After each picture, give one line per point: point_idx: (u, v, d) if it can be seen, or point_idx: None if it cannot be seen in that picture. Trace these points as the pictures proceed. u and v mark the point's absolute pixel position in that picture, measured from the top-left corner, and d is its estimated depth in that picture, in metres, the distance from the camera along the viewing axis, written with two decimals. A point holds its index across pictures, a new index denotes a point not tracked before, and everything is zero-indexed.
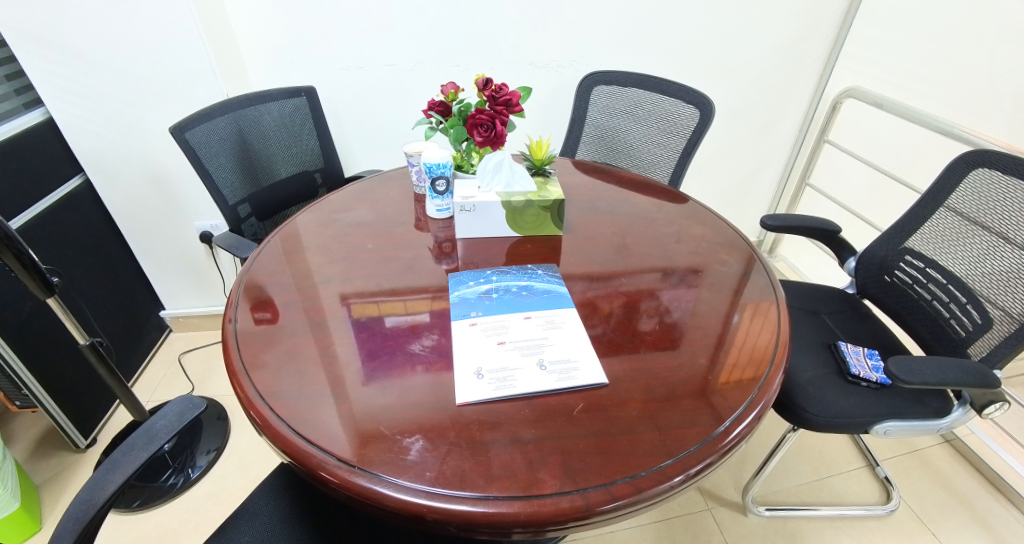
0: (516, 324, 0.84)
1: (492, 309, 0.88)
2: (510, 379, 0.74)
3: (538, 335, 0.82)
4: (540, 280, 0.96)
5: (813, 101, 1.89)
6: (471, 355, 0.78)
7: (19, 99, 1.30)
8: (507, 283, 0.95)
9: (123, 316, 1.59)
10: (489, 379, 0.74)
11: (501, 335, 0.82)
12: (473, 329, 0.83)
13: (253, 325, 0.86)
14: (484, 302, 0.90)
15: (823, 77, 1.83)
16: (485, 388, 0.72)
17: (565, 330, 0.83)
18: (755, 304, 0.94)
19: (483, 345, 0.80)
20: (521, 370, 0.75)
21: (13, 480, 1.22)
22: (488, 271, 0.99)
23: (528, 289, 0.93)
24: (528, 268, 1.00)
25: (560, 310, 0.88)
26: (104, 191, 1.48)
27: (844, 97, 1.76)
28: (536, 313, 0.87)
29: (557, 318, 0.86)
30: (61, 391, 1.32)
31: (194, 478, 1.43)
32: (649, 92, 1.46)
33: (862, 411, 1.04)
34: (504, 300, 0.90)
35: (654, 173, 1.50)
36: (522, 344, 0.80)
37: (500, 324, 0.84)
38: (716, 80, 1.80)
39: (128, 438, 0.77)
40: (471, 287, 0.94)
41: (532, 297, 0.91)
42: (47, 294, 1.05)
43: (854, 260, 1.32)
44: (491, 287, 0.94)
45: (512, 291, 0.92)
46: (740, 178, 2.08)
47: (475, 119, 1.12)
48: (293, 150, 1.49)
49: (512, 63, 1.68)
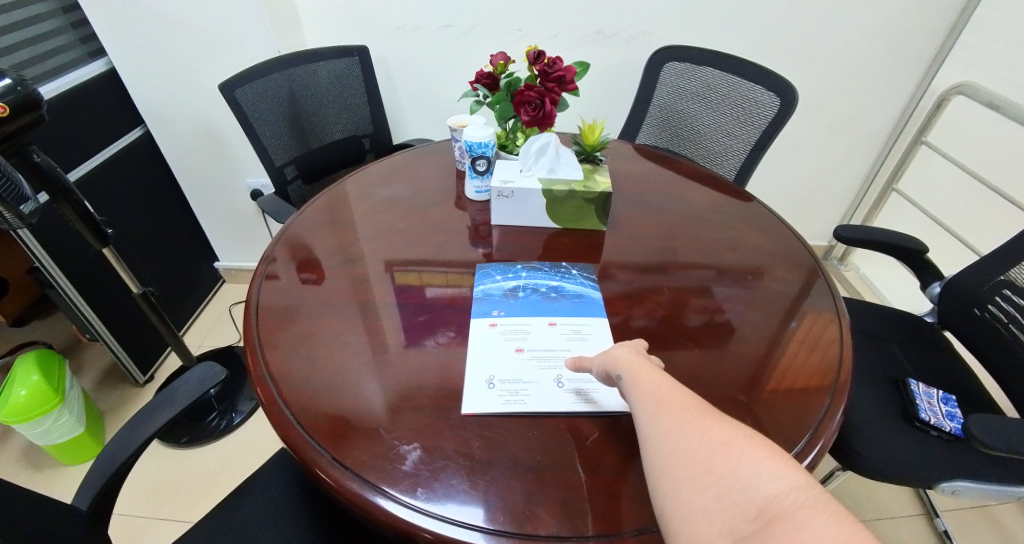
0: (539, 330, 0.78)
1: (516, 310, 0.82)
2: (522, 393, 0.69)
3: (560, 344, 0.76)
4: (572, 282, 0.89)
5: (917, 91, 1.63)
6: (484, 361, 0.73)
7: (83, 49, 1.34)
8: (535, 282, 0.88)
9: (177, 266, 1.68)
10: (499, 391, 0.69)
11: (520, 340, 0.76)
12: (491, 330, 0.78)
13: (297, 285, 0.89)
14: (507, 301, 0.84)
15: (936, 63, 1.55)
16: (493, 400, 0.68)
17: (591, 340, 0.77)
18: (815, 333, 0.83)
19: (500, 352, 0.75)
20: (535, 384, 0.70)
21: (79, 407, 1.33)
22: (518, 265, 0.93)
23: (558, 289, 0.87)
24: (561, 267, 0.93)
25: (589, 318, 0.81)
26: (162, 144, 1.53)
27: (953, 93, 1.50)
28: (562, 319, 0.80)
29: (584, 328, 0.79)
30: (120, 331, 1.42)
31: (236, 423, 1.52)
32: (725, 73, 1.30)
33: (925, 463, 0.91)
34: (530, 301, 0.84)
35: (720, 166, 1.36)
36: (541, 355, 0.74)
37: (521, 328, 0.78)
38: (808, 58, 1.57)
39: (152, 400, 0.80)
40: (497, 282, 0.89)
41: (560, 301, 0.84)
42: (103, 244, 1.10)
43: (939, 286, 1.17)
44: (519, 284, 0.88)
45: (540, 291, 0.86)
46: (822, 173, 1.85)
47: (522, 94, 1.03)
48: (342, 114, 1.47)
49: (576, 31, 1.55)
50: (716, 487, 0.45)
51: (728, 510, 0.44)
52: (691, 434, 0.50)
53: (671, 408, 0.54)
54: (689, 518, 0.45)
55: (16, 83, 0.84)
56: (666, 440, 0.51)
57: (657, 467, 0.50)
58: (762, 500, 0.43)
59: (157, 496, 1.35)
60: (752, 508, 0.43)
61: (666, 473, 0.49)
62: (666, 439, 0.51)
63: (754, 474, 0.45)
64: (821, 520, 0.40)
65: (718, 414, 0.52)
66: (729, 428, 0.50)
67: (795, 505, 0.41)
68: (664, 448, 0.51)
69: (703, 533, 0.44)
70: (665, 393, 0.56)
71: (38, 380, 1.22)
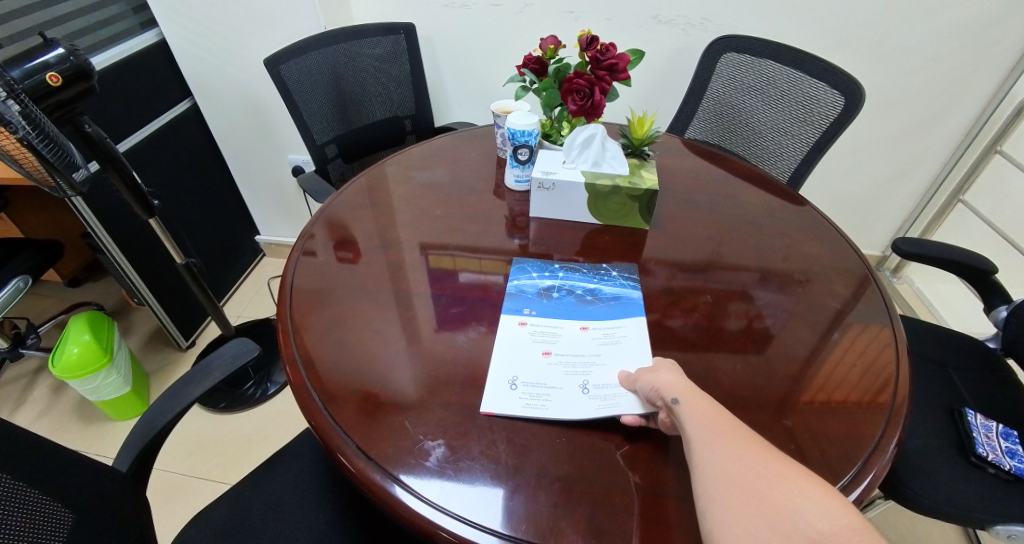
0: (570, 333, 0.75)
1: (548, 311, 0.79)
2: (544, 398, 0.66)
3: (589, 351, 0.73)
4: (610, 284, 0.85)
5: (997, 95, 1.47)
6: (509, 362, 0.71)
7: (135, 19, 1.37)
8: (572, 283, 0.85)
9: (220, 237, 1.72)
10: (521, 393, 0.67)
11: (548, 343, 0.74)
12: (521, 330, 0.76)
13: (335, 262, 0.90)
14: (540, 300, 0.81)
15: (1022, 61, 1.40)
16: (514, 403, 0.66)
17: (622, 347, 0.73)
18: (874, 353, 0.76)
19: (527, 354, 0.72)
20: (559, 390, 0.67)
21: (126, 367, 1.40)
22: (556, 264, 0.90)
23: (593, 291, 0.83)
24: (601, 269, 0.89)
25: (623, 322, 0.77)
26: (209, 116, 1.56)
27: None
28: (594, 323, 0.77)
29: (616, 333, 0.76)
30: (164, 297, 1.48)
31: (270, 393, 1.57)
32: (787, 67, 1.21)
33: (978, 503, 0.84)
34: (562, 303, 0.81)
35: (774, 167, 1.28)
36: (568, 361, 0.71)
37: (551, 331, 0.76)
38: (881, 53, 1.45)
39: (189, 371, 0.82)
40: (533, 279, 0.86)
41: (595, 304, 0.81)
42: (149, 215, 1.13)
43: (1007, 310, 1.06)
44: (553, 284, 0.85)
45: (575, 293, 0.83)
46: (886, 178, 1.72)
47: (572, 82, 0.99)
48: (384, 94, 1.45)
49: (630, 15, 1.47)
50: (770, 514, 0.47)
51: (780, 538, 0.46)
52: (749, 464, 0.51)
53: (723, 433, 0.54)
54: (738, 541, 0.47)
55: (69, 53, 0.87)
56: (719, 467, 0.52)
57: (703, 483, 0.51)
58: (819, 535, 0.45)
59: (193, 456, 1.41)
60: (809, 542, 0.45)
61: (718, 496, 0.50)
62: (719, 463, 0.52)
63: (808, 507, 0.47)
64: None
65: (769, 446, 0.53)
66: (784, 461, 0.51)
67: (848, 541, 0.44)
68: (715, 472, 0.51)
69: None
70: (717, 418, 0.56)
71: (89, 339, 1.28)
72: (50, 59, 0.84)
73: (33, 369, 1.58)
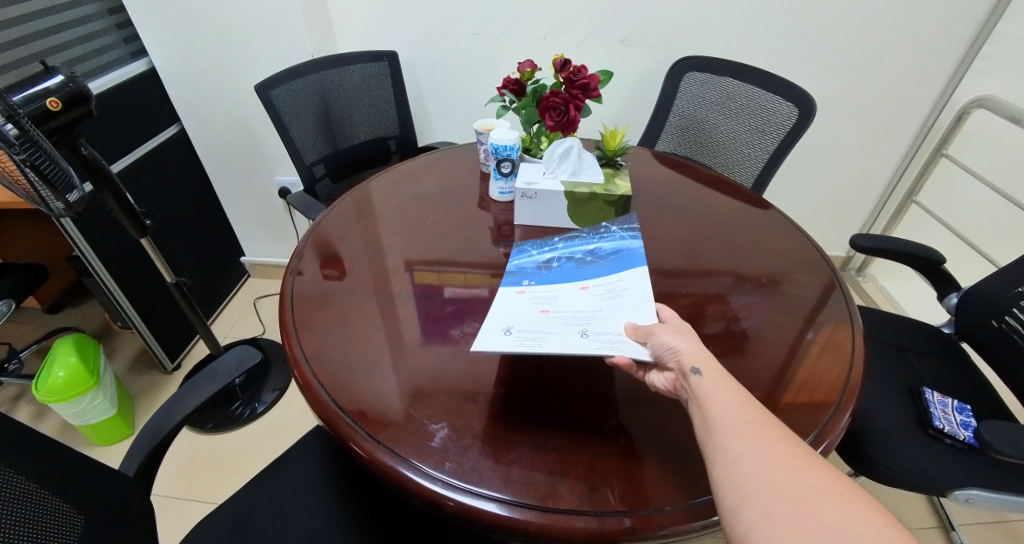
0: (568, 293, 0.75)
1: (548, 280, 0.80)
2: (541, 340, 0.64)
3: (590, 306, 0.71)
4: (609, 244, 0.87)
5: (940, 102, 1.63)
6: (505, 317, 0.70)
7: (127, 48, 1.42)
8: (572, 250, 0.87)
9: (206, 258, 1.75)
10: (517, 337, 0.65)
11: (547, 303, 0.73)
12: (520, 294, 0.76)
13: (319, 280, 0.92)
14: (541, 272, 0.82)
15: (957, 74, 1.56)
16: (509, 343, 0.64)
17: (623, 300, 0.71)
18: (833, 336, 0.85)
19: (524, 311, 0.72)
20: (556, 335, 0.65)
21: (112, 390, 1.39)
22: (556, 238, 0.93)
23: (592, 256, 0.85)
24: (601, 228, 0.93)
25: (623, 275, 0.77)
26: (197, 139, 1.60)
27: (976, 106, 1.51)
28: (594, 283, 0.77)
29: (617, 286, 0.75)
30: (152, 319, 1.48)
31: (258, 412, 1.57)
32: (745, 84, 1.33)
33: (940, 471, 0.91)
34: (563, 271, 0.82)
35: (738, 174, 1.38)
36: (567, 315, 0.70)
37: (551, 292, 0.75)
38: (826, 71, 1.60)
39: (194, 376, 0.85)
40: (533, 256, 0.88)
41: (595, 265, 0.81)
42: (141, 234, 1.15)
43: (957, 297, 1.17)
44: (552, 257, 0.87)
45: (575, 259, 0.85)
46: (840, 185, 1.87)
47: (549, 100, 1.08)
48: (370, 116, 1.52)
49: (600, 40, 1.59)
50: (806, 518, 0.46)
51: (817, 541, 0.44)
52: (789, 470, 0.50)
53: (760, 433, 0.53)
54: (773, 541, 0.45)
55: (68, 79, 0.90)
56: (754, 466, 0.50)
57: (734, 479, 0.50)
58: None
59: (183, 476, 1.40)
60: None
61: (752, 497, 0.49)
62: (755, 462, 0.51)
63: (856, 527, 0.45)
64: None
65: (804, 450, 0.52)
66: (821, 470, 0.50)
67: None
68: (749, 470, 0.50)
69: None
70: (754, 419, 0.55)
71: (76, 362, 1.28)
72: (51, 85, 0.88)
73: (13, 396, 1.55)
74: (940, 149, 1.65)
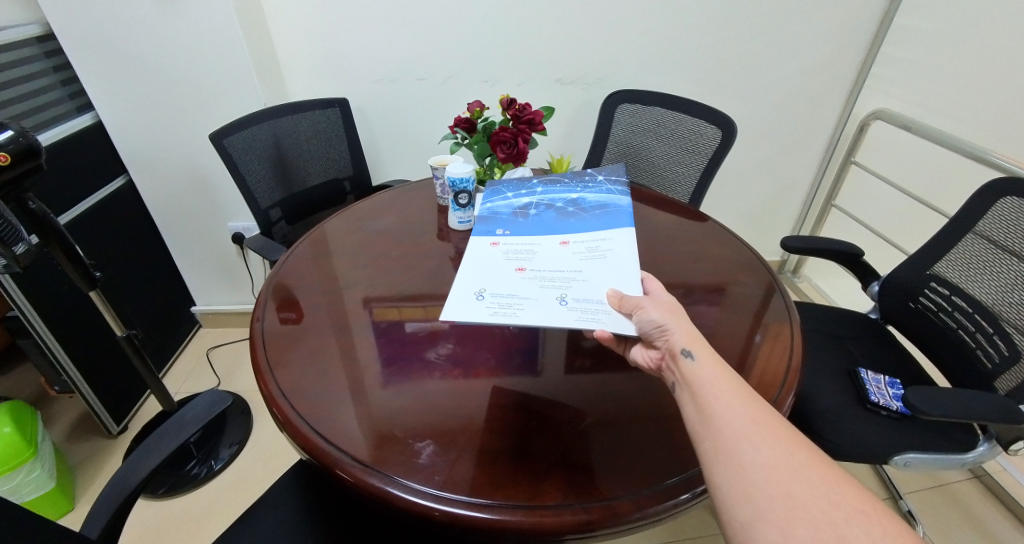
0: (549, 248, 0.86)
1: (527, 230, 0.93)
2: (515, 309, 0.73)
3: (569, 264, 0.82)
4: (592, 196, 1.00)
5: (841, 118, 1.86)
6: (483, 271, 0.83)
7: (71, 103, 1.40)
8: (551, 200, 1.02)
9: (153, 313, 1.70)
10: (489, 304, 0.75)
11: (525, 261, 0.84)
12: (495, 248, 0.89)
13: (278, 325, 0.91)
14: (518, 222, 0.96)
15: (854, 91, 1.81)
16: (482, 312, 0.74)
17: (602, 262, 0.81)
18: (775, 327, 0.95)
19: (502, 264, 0.85)
20: (531, 302, 0.74)
21: (50, 461, 1.29)
22: (536, 185, 1.08)
23: (574, 207, 0.98)
24: (585, 182, 1.06)
25: (604, 234, 0.88)
26: (145, 189, 1.60)
27: (872, 119, 1.74)
28: (575, 238, 0.88)
29: (600, 248, 0.85)
30: (96, 379, 1.41)
31: (216, 469, 1.48)
32: (673, 111, 1.47)
33: (881, 440, 1.01)
34: (542, 220, 0.95)
35: (676, 193, 1.51)
36: (544, 277, 0.79)
37: (529, 243, 0.88)
38: (740, 99, 1.80)
39: (160, 426, 0.82)
40: (510, 201, 1.03)
41: (576, 221, 0.93)
42: (90, 287, 1.11)
43: (878, 285, 1.31)
44: (529, 203, 1.02)
45: (555, 208, 0.98)
46: (763, 198, 2.07)
47: (499, 135, 1.15)
48: (324, 159, 1.55)
49: (539, 80, 1.72)
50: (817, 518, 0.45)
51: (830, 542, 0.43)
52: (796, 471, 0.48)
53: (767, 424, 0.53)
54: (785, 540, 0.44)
55: (19, 133, 0.89)
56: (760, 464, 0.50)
57: (744, 490, 0.48)
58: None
59: None
60: None
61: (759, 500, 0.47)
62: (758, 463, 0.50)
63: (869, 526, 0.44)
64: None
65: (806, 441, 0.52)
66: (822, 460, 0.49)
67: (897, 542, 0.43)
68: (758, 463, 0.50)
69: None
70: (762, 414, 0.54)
71: (11, 432, 1.18)
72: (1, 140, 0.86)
73: None
74: (848, 159, 1.87)
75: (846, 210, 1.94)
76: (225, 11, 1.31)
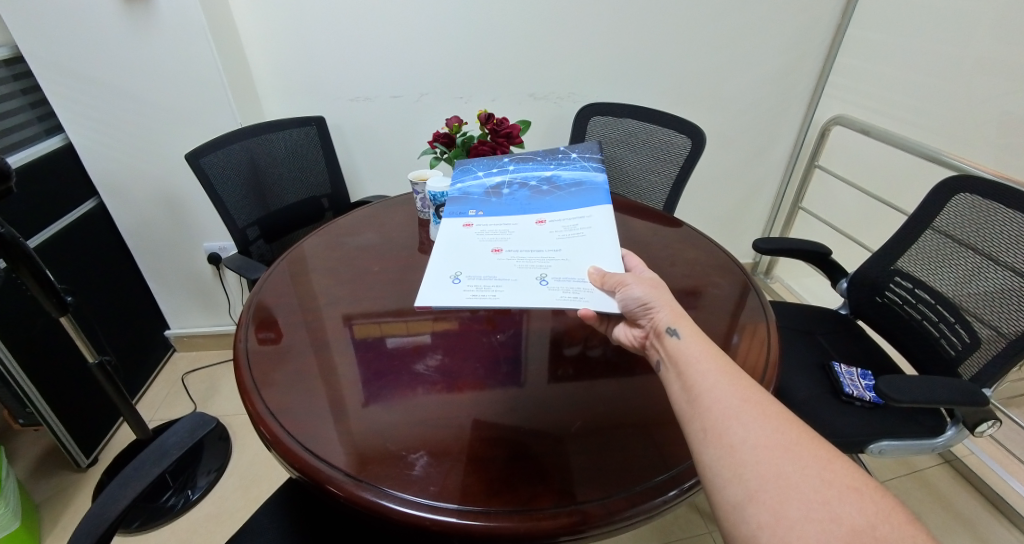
0: (525, 227, 0.88)
1: (501, 209, 0.94)
2: (493, 291, 0.75)
3: (547, 243, 0.83)
4: (566, 174, 1.01)
5: (803, 125, 1.95)
6: (458, 253, 0.84)
7: (40, 126, 1.37)
8: (525, 179, 1.03)
9: (125, 339, 1.65)
10: (467, 289, 0.76)
11: (502, 242, 0.86)
12: (468, 228, 0.90)
13: (258, 345, 0.90)
14: (489, 202, 0.97)
15: (814, 99, 1.90)
16: (461, 296, 0.75)
17: (581, 240, 0.83)
18: (752, 326, 0.98)
19: (478, 245, 0.86)
20: (509, 283, 0.76)
21: (15, 499, 1.22)
22: (508, 163, 1.09)
23: (548, 185, 0.99)
24: (559, 160, 1.07)
25: (581, 212, 0.90)
26: (116, 213, 1.56)
27: (833, 124, 1.83)
28: (551, 217, 0.89)
29: (579, 225, 0.86)
30: (65, 410, 1.36)
31: (194, 499, 1.44)
32: (644, 122, 1.52)
33: (856, 430, 1.05)
34: (515, 199, 0.96)
35: (650, 200, 1.55)
36: (522, 257, 0.81)
37: (504, 224, 0.90)
38: (707, 109, 1.87)
39: (140, 454, 0.79)
40: (483, 180, 1.04)
41: (552, 199, 0.95)
42: (60, 313, 1.08)
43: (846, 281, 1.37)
44: (501, 181, 1.03)
45: (529, 187, 0.99)
46: (733, 202, 2.15)
47: (478, 149, 1.19)
48: (300, 176, 1.54)
49: (513, 94, 1.75)
50: (803, 499, 0.47)
51: (815, 523, 0.45)
52: (783, 453, 0.50)
53: (756, 404, 0.54)
54: (775, 522, 0.46)
55: None
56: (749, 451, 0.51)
57: (735, 470, 0.50)
58: (854, 524, 0.45)
59: None
60: (845, 528, 0.44)
61: (750, 487, 0.49)
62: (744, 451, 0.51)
63: (852, 506, 0.46)
64: (897, 535, 0.44)
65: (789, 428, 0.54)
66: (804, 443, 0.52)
67: (876, 518, 0.45)
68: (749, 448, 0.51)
69: (792, 536, 0.45)
70: (750, 394, 0.56)
71: None
72: None
73: None
74: (812, 163, 1.95)
75: (812, 212, 2.02)
76: (200, 31, 1.30)
